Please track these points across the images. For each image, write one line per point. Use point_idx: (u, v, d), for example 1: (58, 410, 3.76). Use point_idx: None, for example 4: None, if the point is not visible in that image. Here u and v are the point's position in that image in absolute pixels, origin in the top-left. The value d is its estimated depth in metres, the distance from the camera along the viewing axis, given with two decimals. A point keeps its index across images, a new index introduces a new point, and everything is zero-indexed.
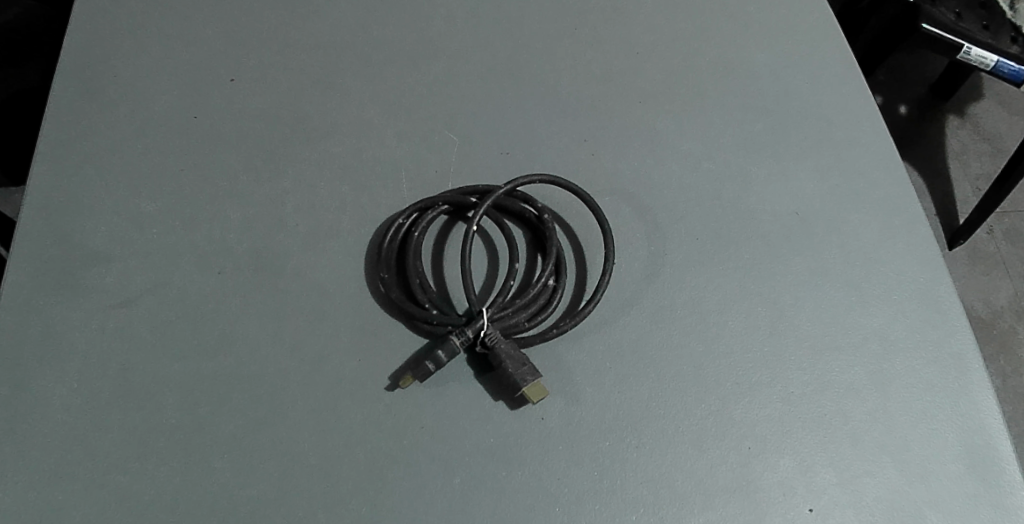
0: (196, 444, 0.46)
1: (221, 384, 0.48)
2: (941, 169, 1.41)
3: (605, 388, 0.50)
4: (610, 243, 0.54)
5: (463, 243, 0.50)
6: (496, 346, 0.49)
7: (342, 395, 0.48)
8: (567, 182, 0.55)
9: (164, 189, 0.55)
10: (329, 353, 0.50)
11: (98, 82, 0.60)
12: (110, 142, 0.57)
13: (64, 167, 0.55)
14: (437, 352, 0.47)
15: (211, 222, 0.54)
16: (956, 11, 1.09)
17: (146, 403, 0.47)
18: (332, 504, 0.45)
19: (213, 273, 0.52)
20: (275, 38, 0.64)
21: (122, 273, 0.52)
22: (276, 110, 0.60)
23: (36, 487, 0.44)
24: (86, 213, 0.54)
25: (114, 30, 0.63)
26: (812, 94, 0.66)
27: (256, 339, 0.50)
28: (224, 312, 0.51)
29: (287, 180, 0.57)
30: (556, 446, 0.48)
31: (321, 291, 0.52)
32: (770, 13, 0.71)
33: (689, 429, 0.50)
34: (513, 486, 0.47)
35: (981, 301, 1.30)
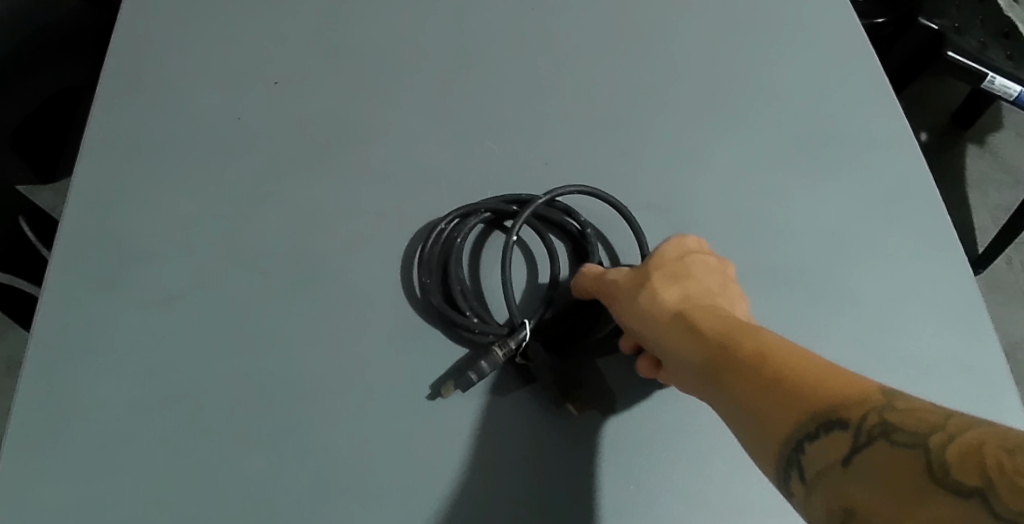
0: (222, 448, 0.46)
1: (250, 387, 0.48)
2: (961, 197, 1.41)
3: (643, 401, 0.50)
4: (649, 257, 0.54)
5: (505, 252, 0.50)
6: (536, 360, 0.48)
7: (370, 403, 0.48)
8: (609, 197, 0.54)
9: (205, 188, 0.56)
10: (358, 360, 0.50)
11: (143, 81, 0.61)
12: (145, 142, 0.57)
13: (99, 165, 0.56)
14: (478, 363, 0.47)
15: (244, 225, 0.54)
16: (982, 40, 1.10)
17: (174, 404, 0.47)
18: (357, 512, 0.45)
19: (252, 271, 0.52)
20: (310, 43, 0.64)
21: (161, 269, 0.52)
22: (310, 115, 0.60)
23: (75, 480, 0.45)
24: (128, 208, 0.54)
25: (151, 30, 0.64)
26: (848, 115, 0.66)
27: (286, 343, 0.50)
28: (254, 315, 0.51)
29: (320, 186, 0.57)
30: (585, 463, 0.48)
31: (351, 297, 0.52)
32: (805, 32, 0.71)
33: (725, 445, 0.49)
34: (538, 500, 0.47)
35: (999, 330, 1.29)
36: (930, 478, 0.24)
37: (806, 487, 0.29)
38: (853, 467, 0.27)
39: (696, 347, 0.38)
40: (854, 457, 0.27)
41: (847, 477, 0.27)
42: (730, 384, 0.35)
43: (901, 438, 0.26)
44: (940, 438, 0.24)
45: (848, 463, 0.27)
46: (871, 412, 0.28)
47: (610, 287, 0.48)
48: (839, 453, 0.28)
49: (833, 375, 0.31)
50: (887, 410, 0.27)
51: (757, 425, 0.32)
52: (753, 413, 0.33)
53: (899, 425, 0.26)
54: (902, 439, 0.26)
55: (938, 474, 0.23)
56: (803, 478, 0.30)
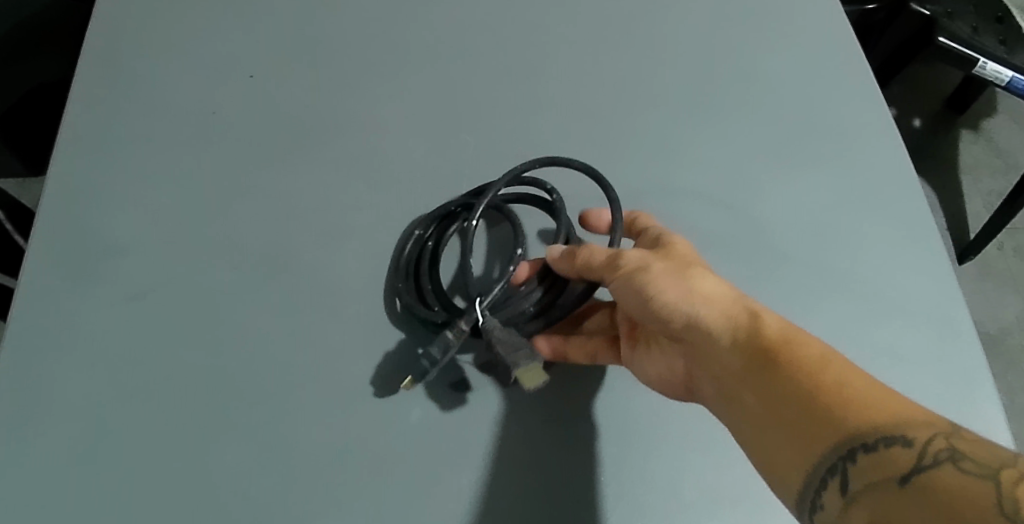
0: (202, 435, 0.47)
1: (230, 375, 0.49)
2: (953, 183, 1.41)
3: (614, 393, 0.51)
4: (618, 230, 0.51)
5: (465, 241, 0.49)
6: (490, 334, 0.46)
7: (349, 389, 0.49)
8: (563, 159, 0.54)
9: (180, 182, 0.56)
10: (338, 347, 0.50)
11: (119, 75, 0.61)
12: (126, 134, 0.58)
13: (81, 158, 0.56)
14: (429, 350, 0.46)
15: (225, 215, 0.55)
16: (973, 25, 1.09)
17: (147, 395, 0.48)
18: (336, 497, 0.46)
19: (225, 265, 0.53)
20: (294, 34, 0.65)
21: (134, 264, 0.52)
22: (294, 105, 0.61)
23: (49, 472, 0.45)
24: (103, 203, 0.55)
25: (135, 23, 0.64)
26: (829, 105, 0.66)
27: (266, 332, 0.50)
28: (235, 304, 0.51)
29: (302, 176, 0.57)
30: (562, 448, 0.49)
31: (333, 286, 0.53)
32: (789, 22, 0.71)
33: (697, 435, 0.50)
34: (516, 484, 0.47)
35: (990, 316, 1.30)
36: (996, 506, 0.27)
37: (847, 498, 0.34)
38: (910, 483, 0.31)
39: (748, 343, 0.41)
40: (913, 474, 0.31)
41: (901, 494, 0.31)
42: (779, 392, 0.38)
43: (970, 467, 0.29)
44: (1010, 474, 0.28)
45: (904, 482, 0.31)
46: (939, 440, 0.32)
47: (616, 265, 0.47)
48: (897, 472, 0.32)
49: (894, 400, 0.35)
50: (953, 439, 0.32)
51: (806, 429, 0.37)
52: (805, 418, 0.37)
53: (968, 455, 0.30)
54: (970, 467, 0.29)
55: (1004, 504, 0.27)
56: (845, 487, 0.34)
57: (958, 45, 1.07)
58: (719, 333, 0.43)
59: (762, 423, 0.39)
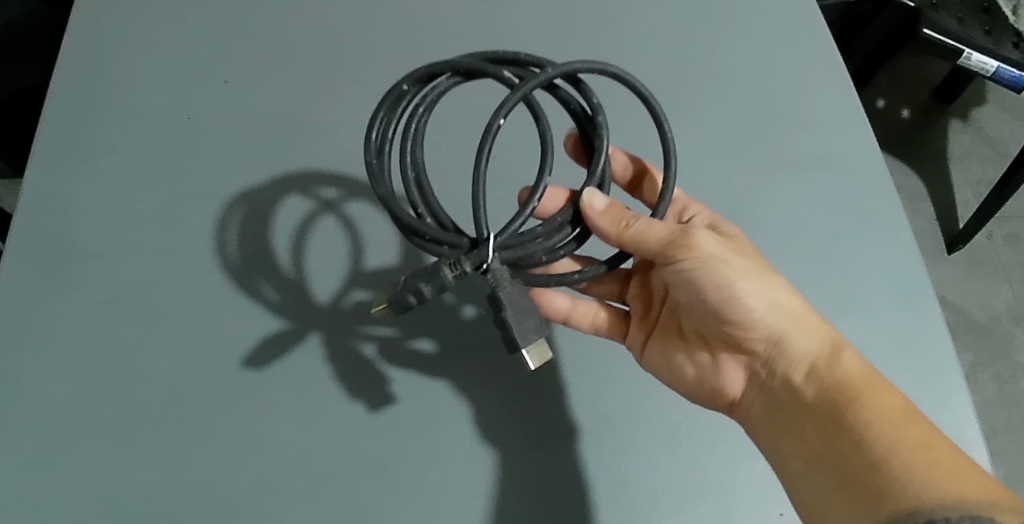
0: (204, 430, 0.52)
1: (228, 375, 0.53)
2: (942, 174, 1.41)
3: (582, 393, 0.54)
4: (666, 201, 0.46)
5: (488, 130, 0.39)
6: (496, 290, 0.40)
7: (336, 388, 0.53)
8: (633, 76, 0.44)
9: (157, 195, 0.60)
10: (326, 351, 0.54)
11: (97, 90, 0.64)
12: (125, 147, 0.62)
13: (85, 171, 0.61)
14: (419, 289, 0.38)
15: (224, 224, 0.59)
16: (959, 16, 1.09)
17: (128, 397, 0.52)
18: (324, 485, 0.51)
19: (200, 274, 0.57)
20: (280, 43, 0.67)
21: (112, 273, 0.57)
22: (281, 116, 0.63)
23: (41, 467, 0.50)
24: (83, 216, 0.59)
25: (129, 37, 0.67)
26: (803, 101, 0.67)
27: (258, 336, 0.55)
28: (230, 310, 0.55)
29: (297, 187, 0.60)
30: (532, 442, 0.52)
31: (318, 297, 0.56)
32: (764, 18, 0.71)
33: (659, 431, 0.53)
34: (487, 474, 0.51)
35: (981, 305, 1.30)
36: None
37: None
38: None
39: (836, 379, 0.47)
40: None
41: None
42: (862, 434, 0.44)
43: None
44: None
45: None
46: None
47: (678, 247, 0.47)
48: None
49: (969, 473, 0.40)
50: None
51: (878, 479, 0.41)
52: (881, 465, 0.42)
53: None
54: None
55: None
56: None
57: (947, 38, 1.07)
58: (806, 361, 0.48)
59: (835, 457, 0.44)
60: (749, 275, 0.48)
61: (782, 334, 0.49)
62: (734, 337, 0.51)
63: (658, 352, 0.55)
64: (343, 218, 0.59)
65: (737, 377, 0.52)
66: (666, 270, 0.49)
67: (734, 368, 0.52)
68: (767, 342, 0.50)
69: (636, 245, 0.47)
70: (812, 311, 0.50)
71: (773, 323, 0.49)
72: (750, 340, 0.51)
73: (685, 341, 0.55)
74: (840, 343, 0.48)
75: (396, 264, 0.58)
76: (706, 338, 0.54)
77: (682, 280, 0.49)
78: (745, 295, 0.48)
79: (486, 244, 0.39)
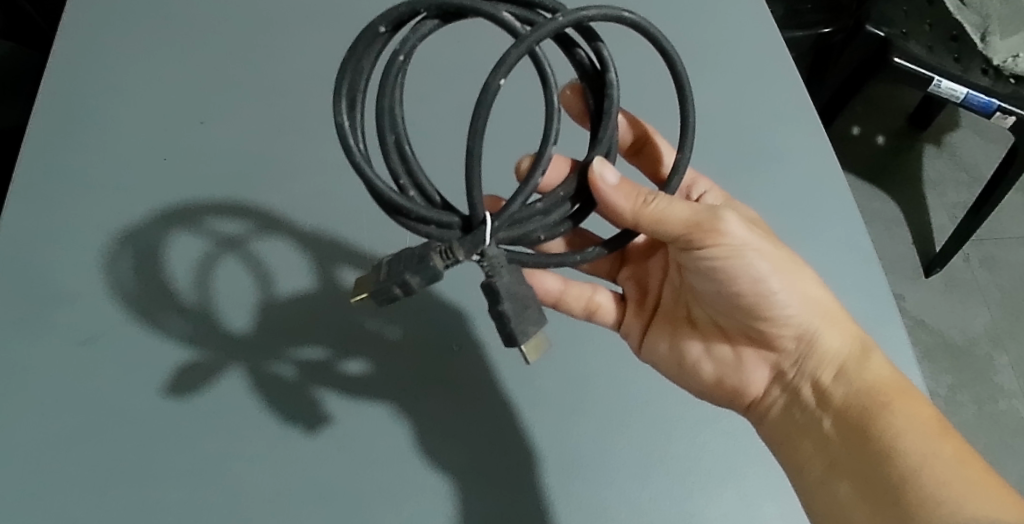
0: (186, 467, 0.51)
1: (210, 410, 0.53)
2: (917, 199, 1.44)
3: (554, 426, 0.55)
4: (678, 176, 0.45)
5: (485, 91, 0.33)
6: (493, 279, 0.37)
7: (319, 421, 0.53)
8: (653, 27, 0.39)
9: (130, 230, 0.59)
10: (308, 382, 0.55)
11: (70, 125, 0.64)
12: (106, 181, 0.61)
13: (63, 206, 0.60)
14: (405, 279, 0.35)
15: (138, 264, 0.58)
16: (928, 44, 1.12)
17: (100, 435, 0.52)
18: (306, 518, 0.51)
19: (172, 310, 0.56)
20: (261, 77, 0.68)
21: (82, 309, 0.56)
22: (264, 150, 0.64)
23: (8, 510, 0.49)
24: (52, 250, 0.58)
25: (109, 73, 0.67)
26: (773, 132, 0.69)
27: (240, 369, 0.54)
28: (209, 344, 0.55)
29: (188, 221, 0.60)
30: (514, 472, 0.53)
31: (295, 331, 0.56)
32: (735, 50, 0.73)
33: (633, 463, 0.54)
34: (471, 504, 0.52)
35: (959, 328, 1.32)
36: None
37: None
38: None
39: (863, 381, 0.51)
40: None
41: None
42: (892, 430, 0.48)
43: None
44: None
45: None
46: None
47: (703, 230, 0.48)
48: None
49: (982, 474, 0.46)
50: None
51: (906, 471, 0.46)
52: (908, 459, 0.47)
53: None
54: None
55: None
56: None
57: (914, 65, 1.09)
58: (836, 358, 0.52)
59: (863, 450, 0.49)
60: (790, 276, 0.52)
61: (815, 330, 0.53)
62: (763, 334, 0.54)
63: (663, 340, 0.58)
64: (246, 251, 0.59)
65: (756, 371, 0.56)
66: (698, 262, 0.51)
67: (755, 362, 0.56)
68: (798, 340, 0.54)
69: (653, 228, 0.47)
70: (843, 313, 0.54)
71: (808, 323, 0.53)
72: (780, 335, 0.54)
73: (697, 332, 0.57)
74: (866, 347, 0.53)
75: (310, 288, 0.58)
76: (724, 330, 0.56)
77: (716, 275, 0.51)
78: (785, 294, 0.52)
79: (483, 228, 0.36)
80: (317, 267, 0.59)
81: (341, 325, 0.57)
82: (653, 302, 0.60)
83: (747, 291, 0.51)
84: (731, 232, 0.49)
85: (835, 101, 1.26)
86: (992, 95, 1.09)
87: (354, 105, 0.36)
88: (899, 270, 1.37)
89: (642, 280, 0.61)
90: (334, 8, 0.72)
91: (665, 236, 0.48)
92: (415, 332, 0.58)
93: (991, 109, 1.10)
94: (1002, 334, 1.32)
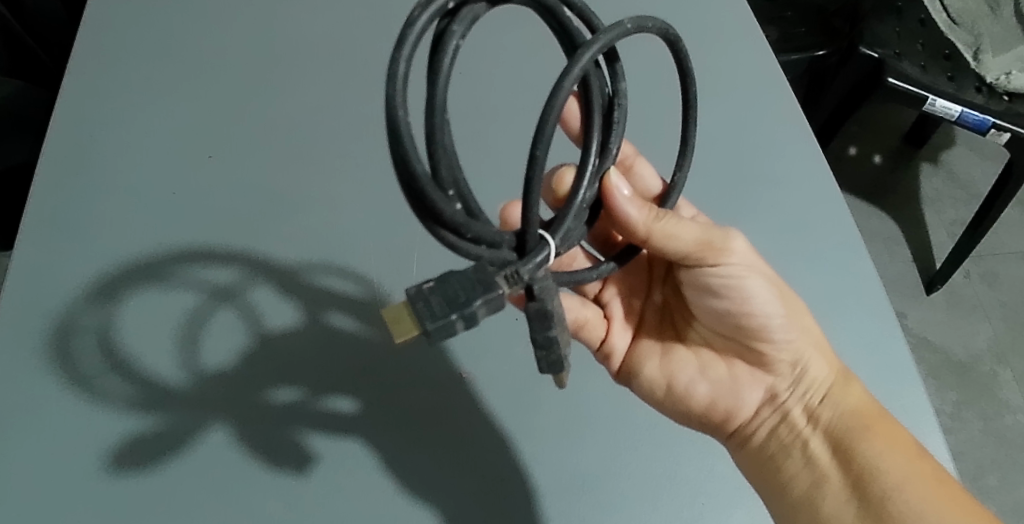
0: (202, 500, 0.51)
1: (228, 457, 0.53)
2: (916, 216, 1.45)
3: (563, 450, 0.55)
4: (675, 192, 0.46)
5: (559, 93, 0.32)
6: (546, 300, 0.35)
7: (328, 452, 0.53)
8: (682, 45, 0.41)
9: (141, 267, 0.60)
10: (316, 411, 0.55)
11: (81, 163, 0.65)
12: (118, 217, 0.62)
13: (78, 241, 0.61)
14: (474, 306, 0.31)
15: (108, 320, 0.57)
16: (921, 64, 1.14)
17: (110, 468, 0.52)
18: None
19: (184, 347, 0.57)
20: (270, 111, 0.69)
21: (96, 346, 0.56)
22: (272, 182, 0.65)
23: None
24: (63, 285, 0.59)
25: (122, 110, 0.68)
26: (772, 155, 0.70)
27: (249, 403, 0.55)
28: (223, 377, 0.56)
29: (167, 266, 0.60)
30: (528, 498, 0.53)
31: (300, 361, 0.57)
32: (733, 75, 0.74)
33: (643, 487, 0.53)
34: None
35: (962, 344, 1.32)
36: None
37: None
38: None
39: (847, 401, 0.53)
40: None
41: None
42: (877, 449, 0.51)
43: None
44: None
45: None
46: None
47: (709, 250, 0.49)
48: None
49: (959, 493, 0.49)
50: None
51: (890, 487, 0.49)
52: (892, 477, 0.49)
53: None
54: None
55: None
56: None
57: (907, 84, 1.11)
58: (830, 379, 0.54)
59: (847, 468, 0.51)
60: (787, 302, 0.54)
61: (811, 353, 0.54)
62: (758, 355, 0.56)
63: (654, 355, 0.59)
64: (241, 301, 0.59)
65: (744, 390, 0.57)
66: (705, 277, 0.52)
67: (749, 384, 0.57)
68: (791, 363, 0.55)
69: (662, 245, 0.47)
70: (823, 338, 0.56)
71: (805, 348, 0.54)
72: (771, 355, 0.55)
73: (687, 348, 0.59)
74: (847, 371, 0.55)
75: (303, 332, 0.58)
76: (716, 348, 0.58)
77: (721, 293, 0.52)
78: (785, 319, 0.53)
79: (542, 246, 0.35)
80: (306, 314, 0.59)
81: (328, 357, 0.57)
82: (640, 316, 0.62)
83: (754, 313, 0.53)
84: (740, 253, 0.50)
85: (830, 122, 1.27)
86: (986, 113, 1.10)
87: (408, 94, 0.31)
88: (900, 287, 1.37)
89: (627, 296, 0.63)
90: (340, 43, 0.73)
91: (675, 254, 0.48)
92: (425, 359, 0.58)
93: (986, 126, 1.12)
94: (1005, 349, 1.32)
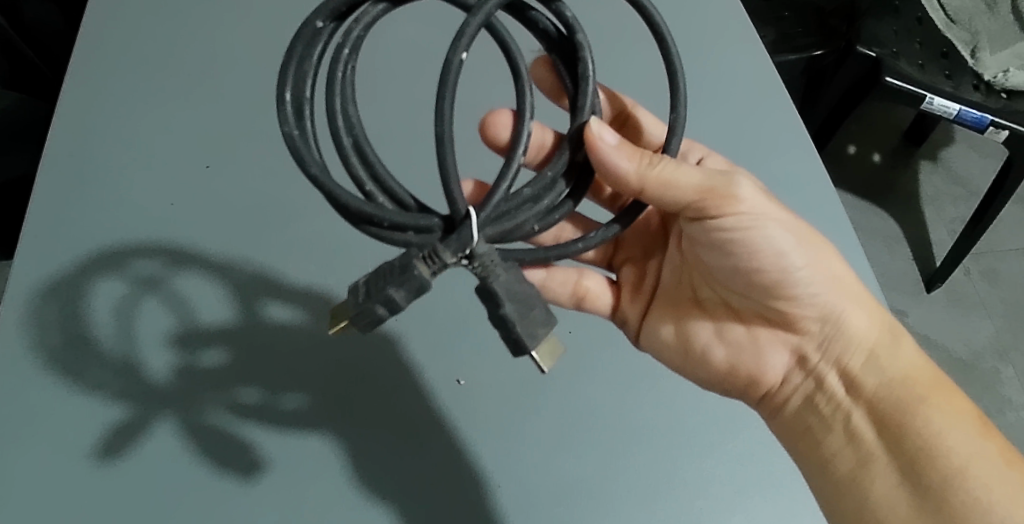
0: (206, 507, 0.51)
1: (172, 449, 0.53)
2: (915, 214, 1.45)
3: (564, 455, 0.55)
4: (677, 137, 0.44)
5: (448, 66, 0.35)
6: (489, 278, 0.35)
7: (329, 456, 0.54)
8: None
9: (100, 272, 0.60)
10: (319, 412, 0.55)
11: (79, 175, 0.65)
12: (117, 228, 0.62)
13: (77, 251, 0.61)
14: (387, 296, 0.33)
15: (54, 315, 0.57)
16: (920, 63, 1.14)
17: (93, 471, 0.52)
18: None
19: (123, 340, 0.57)
20: (271, 120, 0.69)
21: (41, 343, 0.56)
22: (270, 192, 0.65)
23: None
24: (41, 288, 0.58)
25: (124, 120, 0.68)
26: (768, 158, 0.70)
27: (206, 395, 0.55)
28: (169, 371, 0.56)
29: (110, 265, 0.60)
30: (529, 503, 0.53)
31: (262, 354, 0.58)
32: (729, 78, 0.75)
33: (642, 492, 0.54)
34: None
35: (965, 342, 1.32)
36: None
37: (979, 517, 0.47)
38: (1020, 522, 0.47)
39: (896, 365, 0.53)
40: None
41: None
42: (931, 416, 0.51)
43: None
44: None
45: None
46: None
47: (715, 196, 0.48)
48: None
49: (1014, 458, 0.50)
50: None
51: (940, 461, 0.49)
52: (944, 448, 0.49)
53: None
54: None
55: None
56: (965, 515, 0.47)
57: (906, 84, 1.11)
58: (871, 342, 0.54)
59: (895, 439, 0.51)
60: (811, 252, 0.52)
61: (841, 313, 0.54)
62: (782, 315, 0.55)
63: (666, 323, 0.59)
64: (168, 291, 0.60)
65: (766, 353, 0.57)
66: (712, 233, 0.51)
67: (772, 346, 0.57)
68: (821, 321, 0.54)
69: (660, 193, 0.46)
70: (866, 291, 0.56)
71: (834, 304, 0.54)
72: (797, 313, 0.54)
73: (706, 314, 0.58)
74: (897, 332, 0.55)
75: (231, 321, 0.59)
76: (737, 312, 0.57)
77: (733, 250, 0.52)
78: (807, 271, 0.52)
79: (468, 223, 0.34)
80: (239, 302, 0.60)
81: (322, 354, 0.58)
82: (650, 283, 0.61)
83: (769, 268, 0.52)
84: (746, 200, 0.49)
85: (828, 123, 1.28)
86: (985, 111, 1.10)
87: (302, 113, 0.37)
88: (901, 286, 1.37)
89: (641, 258, 0.62)
90: None
91: (677, 203, 0.47)
92: (426, 364, 0.58)
93: (984, 124, 1.12)
94: (1007, 345, 1.32)
